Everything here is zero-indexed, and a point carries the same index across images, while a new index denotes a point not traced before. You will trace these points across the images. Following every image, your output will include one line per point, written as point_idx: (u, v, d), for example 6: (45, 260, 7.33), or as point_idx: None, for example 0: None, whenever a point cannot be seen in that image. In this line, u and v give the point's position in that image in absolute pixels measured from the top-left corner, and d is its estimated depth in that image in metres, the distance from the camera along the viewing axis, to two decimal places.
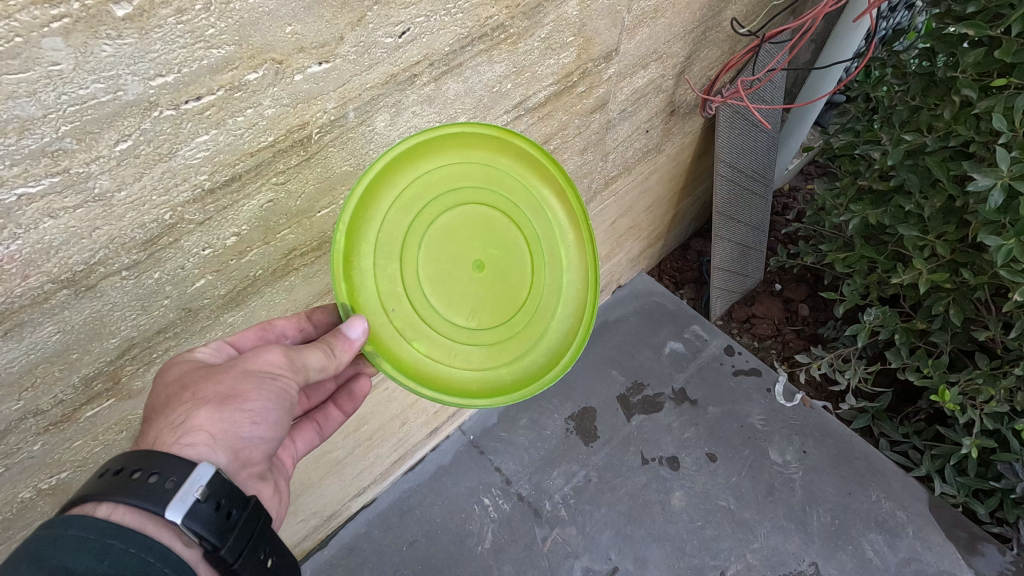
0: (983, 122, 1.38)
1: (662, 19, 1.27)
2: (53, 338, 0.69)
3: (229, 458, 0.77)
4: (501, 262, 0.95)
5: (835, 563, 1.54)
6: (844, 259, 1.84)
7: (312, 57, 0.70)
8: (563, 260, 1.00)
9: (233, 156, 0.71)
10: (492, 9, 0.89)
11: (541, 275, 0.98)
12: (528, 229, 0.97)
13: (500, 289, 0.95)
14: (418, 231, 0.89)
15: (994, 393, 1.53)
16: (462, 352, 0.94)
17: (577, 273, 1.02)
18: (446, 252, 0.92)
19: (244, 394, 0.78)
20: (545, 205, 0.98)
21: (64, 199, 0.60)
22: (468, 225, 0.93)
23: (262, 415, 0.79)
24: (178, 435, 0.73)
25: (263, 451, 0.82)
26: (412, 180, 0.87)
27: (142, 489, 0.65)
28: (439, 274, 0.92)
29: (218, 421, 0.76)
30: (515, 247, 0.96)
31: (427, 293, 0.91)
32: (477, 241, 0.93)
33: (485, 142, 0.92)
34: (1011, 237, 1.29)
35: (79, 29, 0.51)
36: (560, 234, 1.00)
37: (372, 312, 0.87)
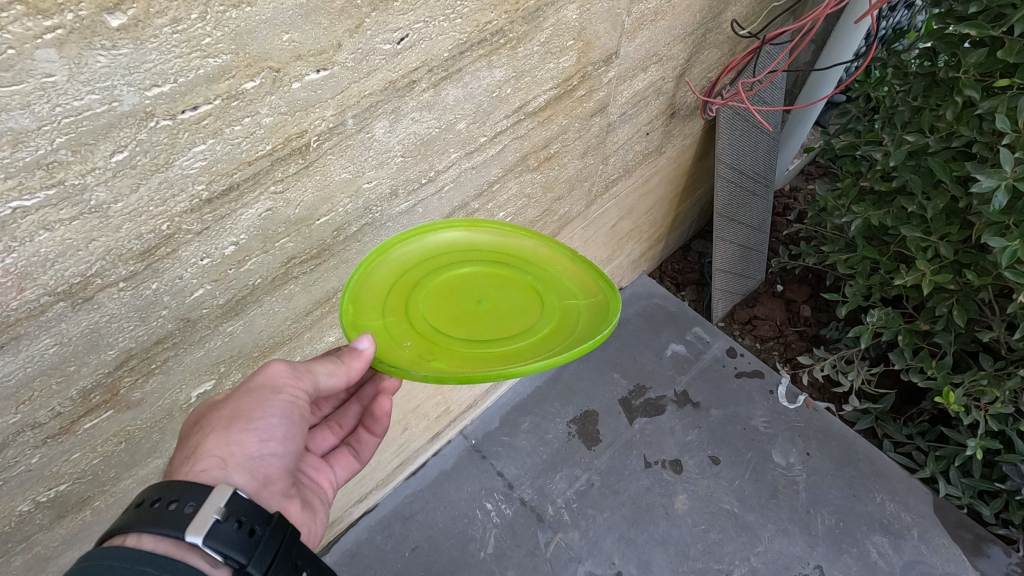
0: (986, 122, 1.37)
1: (662, 22, 1.26)
2: (51, 350, 0.68)
3: (246, 478, 0.79)
4: (504, 302, 1.01)
5: (840, 566, 1.53)
6: (846, 261, 1.83)
7: (310, 65, 0.69)
8: (566, 287, 1.06)
9: (231, 164, 0.70)
10: (491, 14, 0.88)
11: (548, 300, 1.03)
12: (522, 277, 1.06)
13: (510, 318, 0.99)
14: (418, 291, 1.00)
15: (999, 394, 1.52)
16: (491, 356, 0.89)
17: (585, 288, 1.05)
18: (448, 306, 0.99)
19: (248, 414, 0.80)
20: (534, 253, 1.09)
21: (59, 211, 0.59)
22: (464, 287, 1.02)
23: (270, 432, 0.82)
24: (191, 462, 0.77)
25: (281, 468, 0.84)
26: (405, 263, 1.01)
27: (163, 517, 0.68)
28: (448, 320, 0.97)
29: (227, 444, 0.79)
30: (513, 291, 1.03)
31: (439, 330, 0.95)
32: (474, 294, 1.02)
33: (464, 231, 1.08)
34: (1016, 238, 1.28)
35: (73, 39, 0.51)
36: (555, 270, 1.08)
37: (386, 348, 0.90)
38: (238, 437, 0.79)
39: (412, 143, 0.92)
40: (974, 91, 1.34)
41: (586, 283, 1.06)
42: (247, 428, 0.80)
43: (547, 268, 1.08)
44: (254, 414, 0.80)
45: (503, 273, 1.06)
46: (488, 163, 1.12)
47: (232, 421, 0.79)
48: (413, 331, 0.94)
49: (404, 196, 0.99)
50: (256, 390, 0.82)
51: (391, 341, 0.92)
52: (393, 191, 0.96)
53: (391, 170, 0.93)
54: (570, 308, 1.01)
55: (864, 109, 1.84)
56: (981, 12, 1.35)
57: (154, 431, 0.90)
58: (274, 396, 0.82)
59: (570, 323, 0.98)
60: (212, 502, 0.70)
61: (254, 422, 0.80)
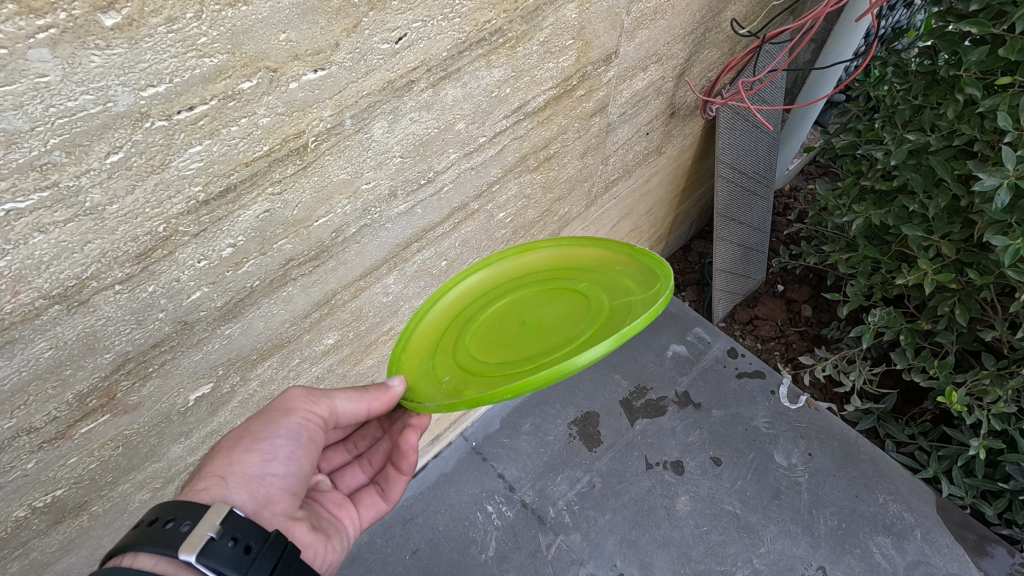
0: (987, 121, 1.36)
1: (662, 21, 1.25)
2: (46, 354, 0.67)
3: (245, 498, 0.81)
4: (549, 319, 1.02)
5: (843, 567, 1.52)
6: (847, 260, 1.83)
7: (307, 65, 0.69)
8: (623, 285, 1.03)
9: (228, 166, 0.69)
10: (490, 13, 0.87)
11: (598, 305, 1.01)
12: (574, 289, 1.07)
13: (555, 331, 0.99)
14: (466, 324, 1.06)
15: (1001, 393, 1.51)
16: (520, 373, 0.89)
17: (643, 282, 1.00)
18: (496, 331, 1.03)
19: (254, 434, 0.86)
20: (590, 265, 1.12)
21: (53, 213, 0.58)
22: (515, 311, 1.07)
23: (273, 453, 0.86)
24: (195, 480, 0.81)
25: (281, 490, 0.86)
26: (458, 299, 1.10)
27: (160, 536, 0.69)
28: (491, 345, 1.00)
29: (230, 463, 0.83)
30: (565, 304, 1.05)
31: (479, 356, 0.98)
32: (524, 314, 1.05)
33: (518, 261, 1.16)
34: (1018, 237, 1.28)
35: (67, 39, 0.50)
36: (611, 274, 1.07)
37: (425, 385, 0.96)
38: (240, 455, 0.83)
39: (411, 143, 0.91)
40: (974, 89, 1.34)
41: (644, 277, 1.02)
42: (252, 448, 0.85)
43: (603, 274, 1.08)
44: (263, 435, 0.86)
45: (556, 289, 1.09)
46: (488, 164, 1.12)
47: (240, 441, 0.85)
48: (455, 361, 0.99)
49: (403, 196, 0.98)
50: (270, 415, 0.89)
51: (432, 375, 0.98)
52: (391, 192, 0.95)
53: (390, 171, 0.92)
54: (619, 305, 0.98)
55: (864, 109, 1.83)
56: (981, 11, 1.35)
57: (152, 435, 0.89)
58: (286, 418, 0.88)
59: (618, 318, 0.93)
60: (207, 521, 0.71)
61: (262, 442, 0.85)
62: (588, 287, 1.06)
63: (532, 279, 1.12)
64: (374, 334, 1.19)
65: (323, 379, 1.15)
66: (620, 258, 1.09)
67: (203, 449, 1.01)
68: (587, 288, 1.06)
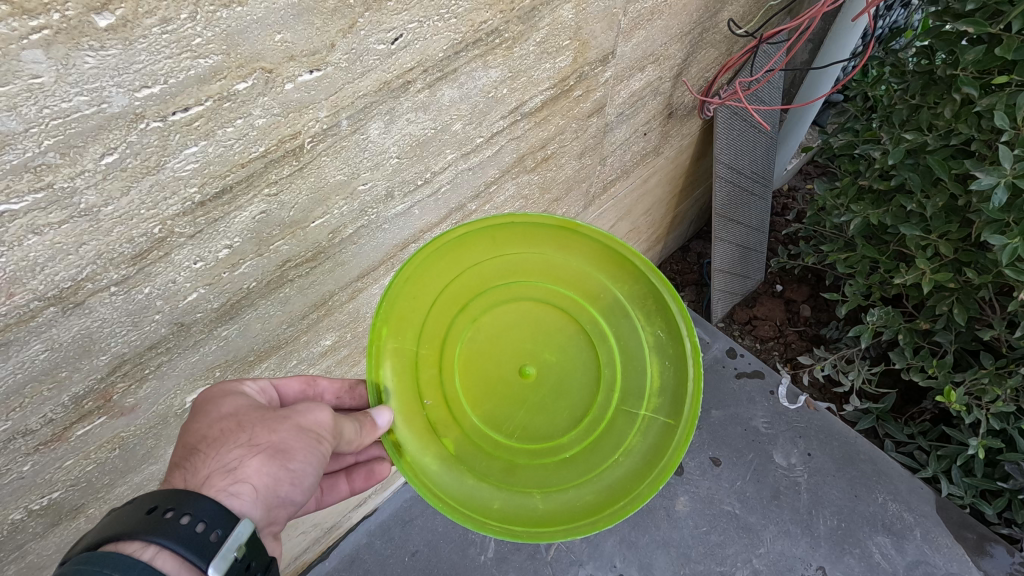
0: (984, 120, 1.36)
1: (659, 21, 1.25)
2: (41, 356, 0.67)
3: (261, 514, 0.74)
4: (551, 374, 1.00)
5: (842, 567, 1.52)
6: (845, 260, 1.83)
7: (302, 66, 0.68)
8: (640, 378, 0.99)
9: (224, 167, 0.69)
10: (486, 13, 0.87)
11: (604, 398, 0.99)
12: (593, 335, 1.00)
13: (548, 398, 0.99)
14: (463, 326, 0.99)
15: (999, 392, 1.51)
16: (493, 463, 0.98)
17: (656, 401, 0.98)
18: (493, 355, 0.99)
19: (292, 452, 0.78)
20: (626, 305, 1.00)
21: (48, 215, 0.58)
22: (522, 330, 1.00)
23: (300, 478, 0.79)
24: (223, 481, 0.72)
25: (288, 513, 0.80)
26: (464, 275, 0.98)
27: (189, 538, 0.64)
28: (481, 379, 0.99)
29: (263, 473, 0.75)
30: (574, 352, 1.01)
31: (465, 391, 0.98)
32: (531, 345, 1.00)
33: (552, 236, 0.99)
34: (1016, 236, 1.28)
35: (60, 40, 0.50)
36: (640, 345, 1.00)
37: (409, 404, 0.96)
38: (274, 471, 0.76)
39: (407, 144, 0.91)
40: (971, 89, 1.34)
41: (665, 393, 0.98)
42: (286, 466, 0.77)
43: (631, 328, 1.00)
44: (298, 454, 0.79)
45: (573, 322, 1.01)
46: (485, 164, 1.12)
47: (276, 453, 0.77)
48: (441, 386, 0.98)
49: (400, 197, 0.98)
50: (307, 431, 0.81)
51: (414, 390, 0.97)
52: (388, 193, 0.95)
53: (386, 171, 0.92)
54: (621, 413, 0.99)
55: (862, 108, 1.83)
56: (978, 10, 1.35)
57: (149, 437, 0.89)
58: (318, 443, 0.81)
59: (602, 447, 0.99)
60: (235, 537, 0.67)
61: (295, 462, 0.78)
62: (608, 351, 1.00)
63: (554, 283, 1.00)
64: None
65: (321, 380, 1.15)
66: (662, 324, 0.99)
67: None
68: (606, 355, 1.00)
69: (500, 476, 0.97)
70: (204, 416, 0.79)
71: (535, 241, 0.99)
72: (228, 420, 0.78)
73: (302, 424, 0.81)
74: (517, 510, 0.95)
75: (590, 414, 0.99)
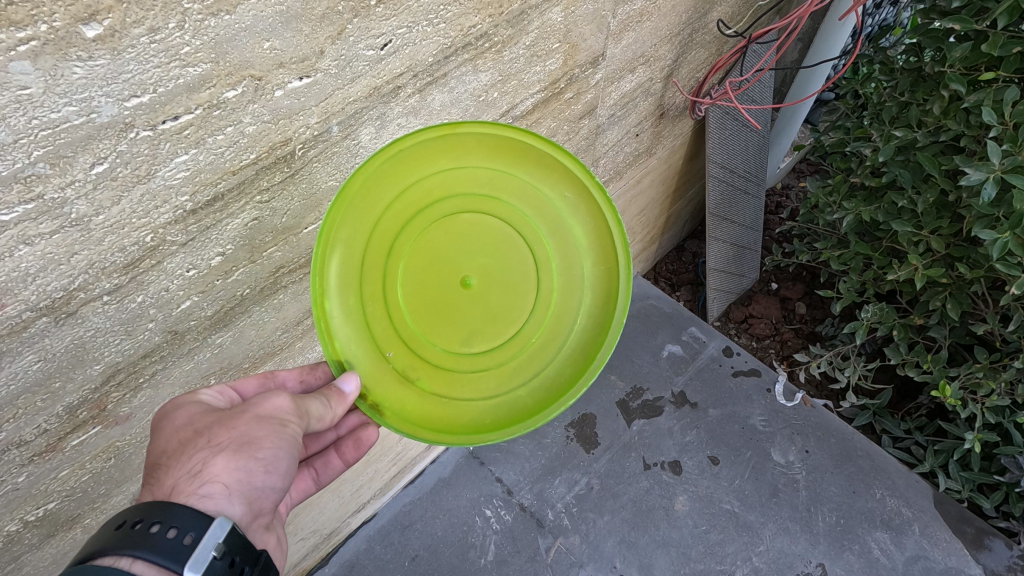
0: (972, 116, 1.38)
1: (648, 23, 1.26)
2: (34, 367, 0.67)
3: (242, 510, 0.74)
4: (493, 279, 0.95)
5: (842, 564, 1.52)
6: (839, 257, 1.84)
7: (292, 73, 0.69)
8: (568, 242, 0.95)
9: (215, 174, 0.69)
10: (474, 18, 0.88)
11: (545, 274, 0.96)
12: (519, 228, 0.94)
13: (493, 298, 0.95)
14: (396, 269, 0.92)
15: (994, 386, 1.52)
16: (468, 376, 0.96)
17: (589, 252, 0.95)
18: (429, 282, 0.93)
19: (259, 441, 0.77)
20: (531, 183, 0.93)
21: (39, 225, 0.58)
22: (447, 245, 0.93)
23: (275, 464, 0.78)
24: (192, 484, 0.71)
25: (271, 502, 0.79)
26: (381, 215, 0.89)
27: (162, 544, 0.63)
28: (430, 307, 0.94)
29: (234, 470, 0.74)
30: (506, 247, 0.95)
31: (416, 325, 0.94)
32: (460, 258, 0.94)
33: (436, 147, 0.88)
34: (1006, 231, 1.28)
35: (47, 51, 0.50)
36: (557, 214, 0.94)
37: (367, 358, 0.92)
38: (243, 463, 0.74)
39: None
40: (959, 85, 1.35)
41: (592, 241, 0.95)
42: (255, 456, 0.76)
43: (545, 204, 0.94)
44: (265, 443, 0.77)
45: (491, 221, 0.94)
46: None
47: (242, 446, 0.75)
48: (394, 329, 0.93)
49: None
50: (268, 418, 0.79)
51: (367, 343, 0.92)
52: None
53: None
54: (568, 283, 0.96)
55: (852, 106, 1.84)
56: (962, 8, 1.37)
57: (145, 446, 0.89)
58: (285, 428, 0.80)
59: (566, 317, 0.97)
60: (211, 537, 0.66)
61: (264, 451, 0.77)
62: (531, 229, 0.94)
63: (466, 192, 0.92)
64: None
65: None
66: (567, 182, 0.93)
67: None
68: (530, 236, 0.95)
69: (476, 387, 0.96)
70: (161, 432, 0.77)
71: (431, 162, 0.89)
72: (184, 430, 0.76)
73: (262, 413, 0.80)
74: (506, 409, 0.95)
75: (541, 293, 0.96)
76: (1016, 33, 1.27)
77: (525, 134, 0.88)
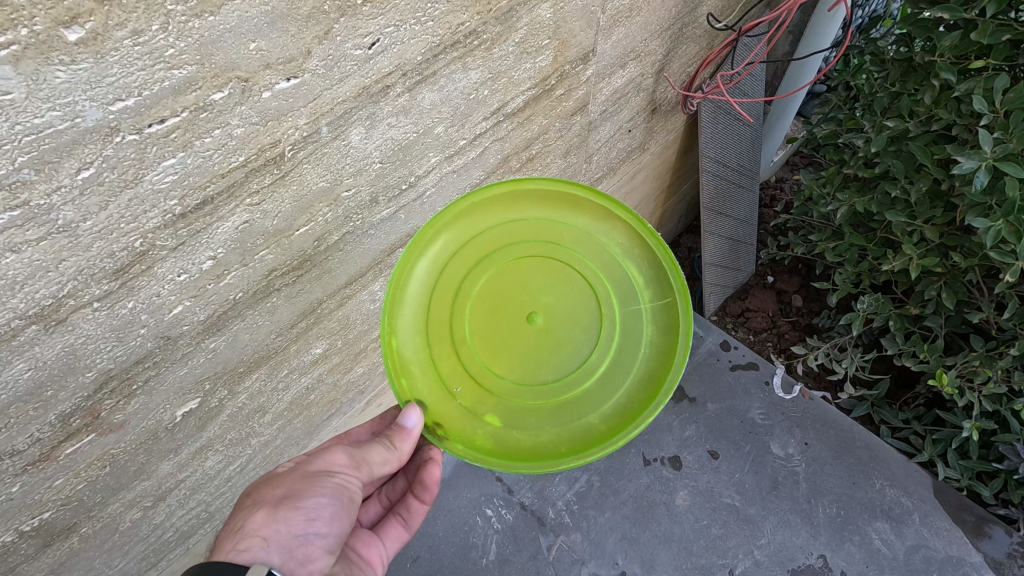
0: (963, 104, 1.38)
1: (638, 18, 1.25)
2: (26, 375, 0.67)
3: (285, 557, 0.77)
4: (555, 314, 0.98)
5: (843, 555, 1.52)
6: (834, 249, 1.84)
7: (279, 74, 0.68)
8: (627, 280, 1.00)
9: (203, 178, 0.69)
10: (463, 15, 0.87)
11: (607, 308, 0.99)
12: (580, 270, 0.99)
13: (562, 334, 0.98)
14: (462, 312, 0.97)
15: (991, 374, 1.52)
16: (541, 406, 0.97)
17: (648, 288, 1.00)
18: (499, 324, 0.97)
19: (300, 493, 0.83)
20: (574, 224, 1.00)
21: (25, 232, 0.58)
22: (512, 288, 0.98)
23: (317, 511, 0.83)
24: (234, 540, 0.78)
25: (322, 550, 0.81)
26: (440, 273, 0.97)
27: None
28: (499, 345, 0.97)
29: (273, 524, 0.80)
30: (572, 293, 0.99)
31: (483, 361, 0.97)
32: (526, 297, 0.98)
33: (501, 203, 0.98)
34: (999, 218, 1.28)
35: (29, 55, 0.50)
36: (607, 255, 1.00)
37: (438, 399, 0.96)
38: (285, 512, 0.81)
39: (390, 148, 0.91)
40: (949, 75, 1.36)
41: (649, 281, 1.00)
42: (297, 505, 0.82)
43: (603, 251, 1.00)
44: (307, 492, 0.84)
45: (557, 266, 0.99)
46: (469, 166, 1.12)
47: (284, 500, 0.82)
48: (463, 368, 0.97)
49: (384, 203, 0.98)
50: (310, 472, 0.87)
51: (440, 387, 0.96)
52: (372, 199, 0.95)
53: (369, 177, 0.91)
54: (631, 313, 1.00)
55: (844, 98, 1.84)
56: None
57: (140, 453, 0.89)
58: (328, 479, 0.87)
59: (629, 350, 0.99)
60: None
61: (305, 500, 0.83)
62: (592, 270, 1.00)
63: (527, 241, 0.99)
64: (363, 341, 1.18)
65: (312, 391, 1.14)
66: (614, 230, 1.01)
67: (193, 465, 1.00)
68: (590, 270, 1.00)
69: (556, 421, 0.97)
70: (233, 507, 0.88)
71: (493, 214, 0.98)
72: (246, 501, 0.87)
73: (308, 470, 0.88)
74: (583, 436, 0.97)
75: (605, 329, 0.99)
76: (1005, 21, 1.27)
77: (578, 186, 0.98)
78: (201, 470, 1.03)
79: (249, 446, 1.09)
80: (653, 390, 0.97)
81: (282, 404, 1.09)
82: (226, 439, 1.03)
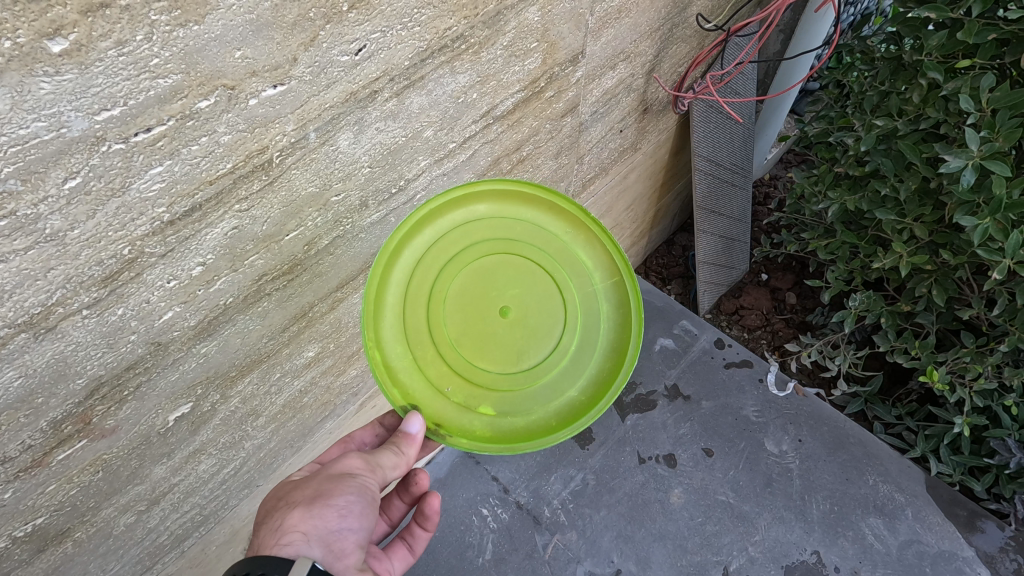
0: (951, 103, 1.39)
1: (627, 19, 1.26)
2: (16, 383, 0.67)
3: (324, 551, 0.80)
4: (526, 305, 0.99)
5: (837, 551, 1.53)
6: (826, 247, 1.85)
7: (265, 81, 0.69)
8: (580, 263, 1.03)
9: (191, 185, 0.69)
10: (450, 20, 0.88)
11: (569, 293, 1.01)
12: (539, 261, 1.01)
13: (533, 322, 0.99)
14: (437, 314, 0.97)
15: (982, 370, 1.53)
16: (527, 389, 0.99)
17: (598, 266, 1.04)
18: (472, 320, 0.98)
19: (331, 491, 0.85)
20: (527, 217, 1.01)
21: (13, 242, 0.58)
22: (478, 284, 0.98)
23: (348, 507, 0.85)
24: (276, 536, 0.80)
25: (354, 544, 0.84)
26: (410, 279, 0.96)
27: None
28: (476, 341, 0.98)
29: (308, 520, 0.82)
30: (537, 283, 1.00)
31: (466, 358, 0.97)
32: (494, 292, 0.99)
33: (455, 205, 0.97)
34: (987, 216, 1.29)
35: (13, 67, 0.50)
36: (557, 242, 1.02)
37: (427, 400, 0.97)
38: (319, 508, 0.83)
39: (379, 153, 0.92)
40: (936, 74, 1.37)
41: (599, 262, 1.03)
42: (331, 502, 0.84)
43: (556, 240, 1.02)
44: (337, 490, 0.85)
45: (517, 258, 1.00)
46: (460, 168, 1.12)
47: (316, 498, 0.84)
48: (447, 367, 0.97)
49: (374, 206, 0.99)
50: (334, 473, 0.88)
51: (428, 388, 0.97)
52: (362, 202, 0.96)
53: (359, 181, 0.92)
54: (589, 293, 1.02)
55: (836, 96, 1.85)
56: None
57: (133, 457, 0.89)
58: (351, 479, 0.88)
59: (594, 327, 1.02)
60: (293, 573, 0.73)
61: (336, 497, 0.84)
62: (551, 259, 1.01)
63: (487, 238, 0.99)
64: (356, 343, 1.18)
65: (305, 394, 1.15)
66: (563, 218, 1.03)
67: (187, 469, 1.01)
68: (547, 259, 1.01)
69: (540, 401, 1.00)
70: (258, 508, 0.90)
71: (450, 216, 0.97)
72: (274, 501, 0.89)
73: (331, 471, 0.90)
74: (568, 411, 1.00)
75: (570, 311, 1.01)
76: (991, 20, 1.29)
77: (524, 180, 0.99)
78: (194, 474, 1.03)
79: (242, 449, 1.10)
80: (619, 359, 1.01)
81: (275, 408, 1.10)
82: (219, 442, 1.03)
